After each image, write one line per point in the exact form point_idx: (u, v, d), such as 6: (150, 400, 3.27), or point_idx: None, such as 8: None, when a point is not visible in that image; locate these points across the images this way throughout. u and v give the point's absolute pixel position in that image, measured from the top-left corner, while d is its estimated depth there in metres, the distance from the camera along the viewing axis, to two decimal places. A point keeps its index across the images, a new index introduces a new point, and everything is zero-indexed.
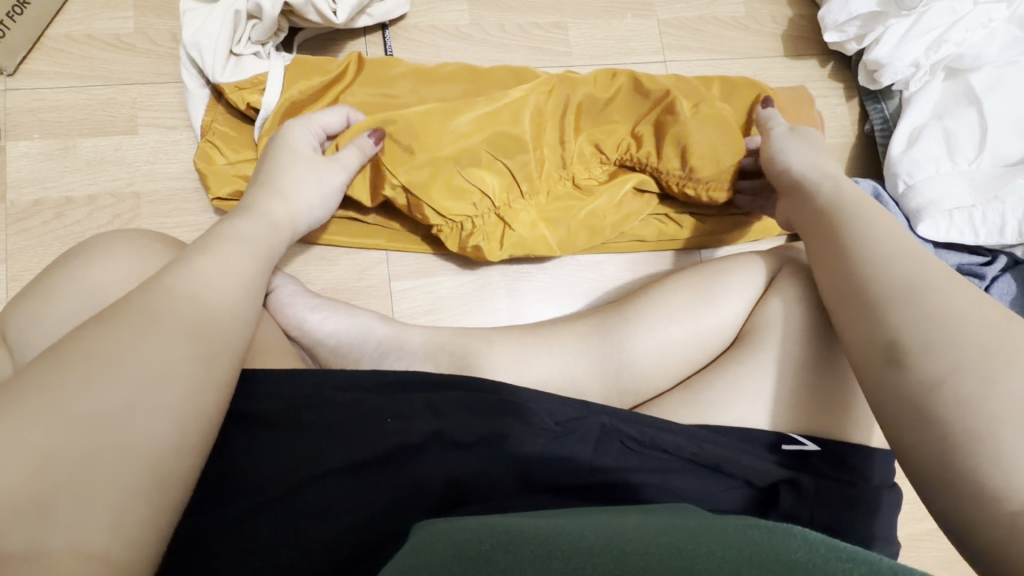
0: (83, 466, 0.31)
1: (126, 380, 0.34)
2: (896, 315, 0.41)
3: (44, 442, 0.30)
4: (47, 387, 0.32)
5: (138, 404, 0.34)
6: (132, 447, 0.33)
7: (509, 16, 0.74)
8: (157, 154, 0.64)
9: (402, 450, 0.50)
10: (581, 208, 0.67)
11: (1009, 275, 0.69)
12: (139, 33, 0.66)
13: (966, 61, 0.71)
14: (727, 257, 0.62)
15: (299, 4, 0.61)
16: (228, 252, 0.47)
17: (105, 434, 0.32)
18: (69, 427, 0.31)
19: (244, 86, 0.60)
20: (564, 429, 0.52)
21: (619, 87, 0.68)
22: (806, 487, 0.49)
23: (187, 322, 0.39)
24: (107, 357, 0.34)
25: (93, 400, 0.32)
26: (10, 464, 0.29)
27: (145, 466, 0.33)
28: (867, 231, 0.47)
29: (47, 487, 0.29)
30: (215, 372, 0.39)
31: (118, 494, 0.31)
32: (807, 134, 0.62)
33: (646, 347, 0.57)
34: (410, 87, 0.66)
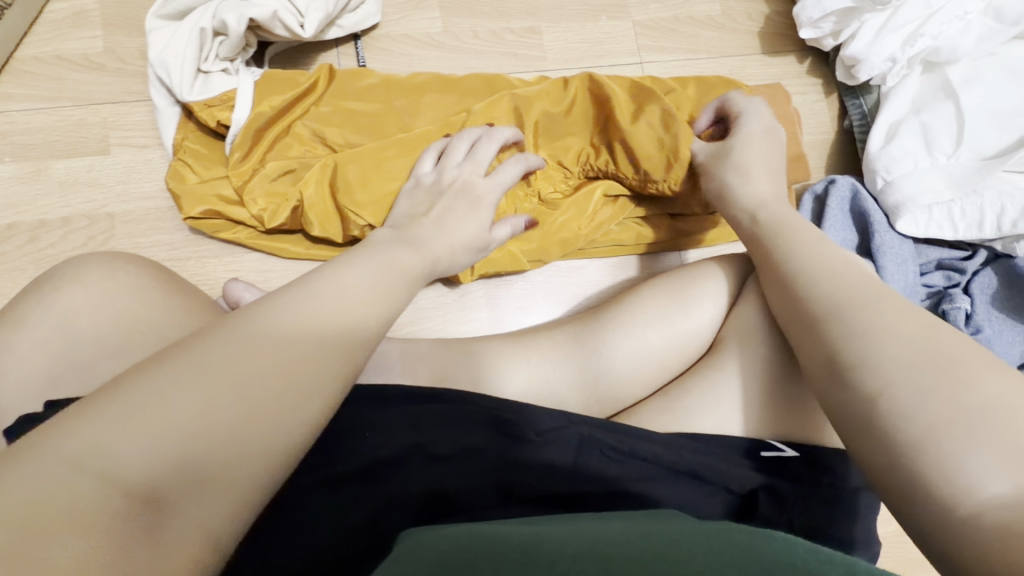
0: (195, 475, 0.27)
1: (248, 383, 0.30)
2: (854, 321, 0.42)
3: (159, 445, 0.27)
4: (164, 382, 0.28)
5: (254, 410, 0.30)
6: (241, 456, 0.29)
7: (482, 22, 0.73)
8: (130, 174, 0.64)
9: (381, 464, 0.51)
10: (554, 222, 0.68)
11: (990, 269, 0.68)
12: (108, 52, 0.65)
13: (942, 54, 0.70)
14: (707, 261, 0.63)
15: (265, 19, 0.61)
16: (374, 270, 0.41)
17: (220, 441, 0.28)
18: (186, 432, 0.27)
19: (214, 103, 0.60)
20: (543, 438, 0.52)
21: (573, 99, 0.68)
22: (784, 493, 0.49)
23: (310, 326, 0.34)
24: (220, 345, 0.31)
25: (209, 401, 0.29)
26: (157, 420, 0.27)
27: (246, 480, 0.29)
28: (790, 255, 0.49)
29: (181, 456, 0.27)
30: (332, 376, 0.33)
31: (234, 482, 0.28)
32: (737, 137, 0.60)
33: (624, 354, 0.57)
34: (359, 110, 0.65)
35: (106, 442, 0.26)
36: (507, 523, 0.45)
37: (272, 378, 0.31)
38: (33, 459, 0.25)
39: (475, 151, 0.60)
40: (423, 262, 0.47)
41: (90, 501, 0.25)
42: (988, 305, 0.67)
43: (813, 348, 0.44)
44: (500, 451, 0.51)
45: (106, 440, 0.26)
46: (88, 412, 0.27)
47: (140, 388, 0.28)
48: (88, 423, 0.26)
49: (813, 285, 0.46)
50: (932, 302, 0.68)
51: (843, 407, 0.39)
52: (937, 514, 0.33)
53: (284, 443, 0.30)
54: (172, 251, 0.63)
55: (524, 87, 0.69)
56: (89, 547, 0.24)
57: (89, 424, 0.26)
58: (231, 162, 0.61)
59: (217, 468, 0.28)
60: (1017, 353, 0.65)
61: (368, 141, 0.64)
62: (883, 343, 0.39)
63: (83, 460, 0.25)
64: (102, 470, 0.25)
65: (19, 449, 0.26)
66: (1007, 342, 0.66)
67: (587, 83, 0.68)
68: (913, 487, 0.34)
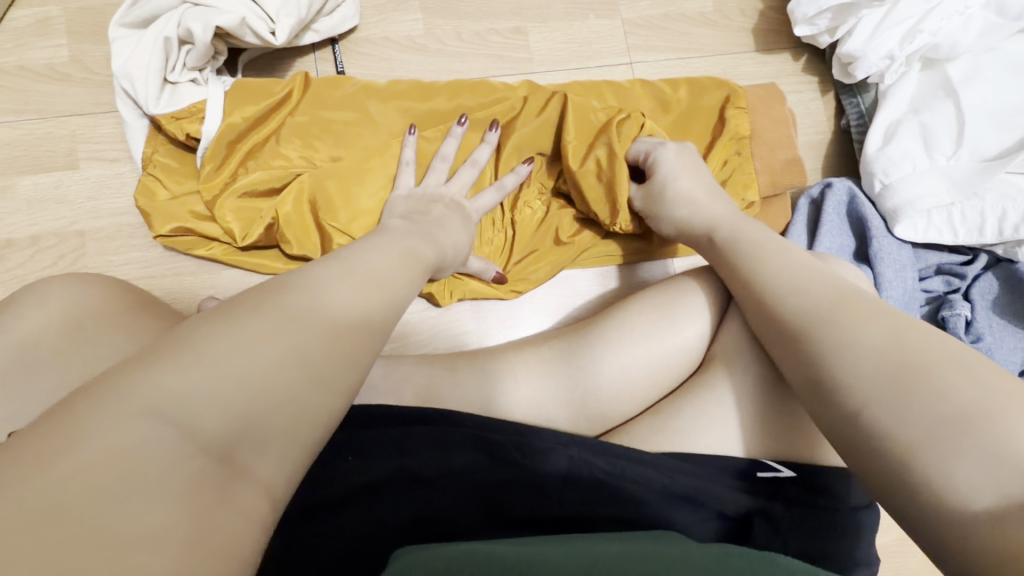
0: (263, 435, 0.27)
1: (307, 348, 0.30)
2: (830, 334, 0.40)
3: (229, 396, 0.26)
4: (228, 343, 0.28)
5: (313, 375, 0.29)
6: (299, 420, 0.28)
7: (466, 23, 0.71)
8: (101, 190, 0.61)
9: (364, 489, 0.49)
10: (537, 239, 0.67)
11: (991, 274, 0.66)
12: (75, 62, 0.63)
13: (942, 50, 0.68)
14: (691, 272, 0.61)
15: (234, 27, 0.58)
16: (391, 249, 0.42)
17: (287, 399, 0.28)
18: (253, 385, 0.27)
19: (181, 116, 0.58)
20: (529, 459, 0.50)
21: (550, 107, 0.65)
22: (779, 517, 0.48)
23: (353, 294, 0.34)
24: (275, 306, 0.31)
25: (272, 364, 0.28)
26: (225, 371, 0.27)
27: (303, 443, 0.28)
28: (763, 277, 0.47)
29: (250, 407, 0.27)
30: (373, 350, 0.34)
31: (294, 438, 0.28)
32: (663, 171, 0.60)
33: (613, 372, 0.55)
34: (336, 123, 0.62)
35: (178, 397, 0.25)
36: (511, 543, 0.44)
37: (328, 345, 0.31)
38: (107, 407, 0.23)
39: (457, 173, 0.60)
40: (435, 248, 0.47)
41: (167, 457, 0.23)
42: (988, 311, 0.65)
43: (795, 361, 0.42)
44: (487, 472, 0.49)
45: (182, 389, 0.25)
46: (152, 366, 0.26)
47: (203, 347, 0.27)
48: (156, 378, 0.25)
49: (790, 296, 0.45)
50: (931, 309, 0.67)
51: (829, 424, 0.38)
52: (936, 540, 0.31)
53: (336, 409, 0.30)
54: (145, 269, 0.61)
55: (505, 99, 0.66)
56: (173, 500, 0.23)
57: (156, 377, 0.25)
58: (202, 176, 0.59)
59: (282, 428, 0.27)
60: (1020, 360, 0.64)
61: (346, 155, 0.62)
62: (872, 351, 0.37)
63: (161, 406, 0.24)
64: (177, 424, 0.24)
65: (84, 398, 0.24)
66: (1010, 349, 0.64)
67: (559, 94, 0.65)
68: (909, 509, 0.32)
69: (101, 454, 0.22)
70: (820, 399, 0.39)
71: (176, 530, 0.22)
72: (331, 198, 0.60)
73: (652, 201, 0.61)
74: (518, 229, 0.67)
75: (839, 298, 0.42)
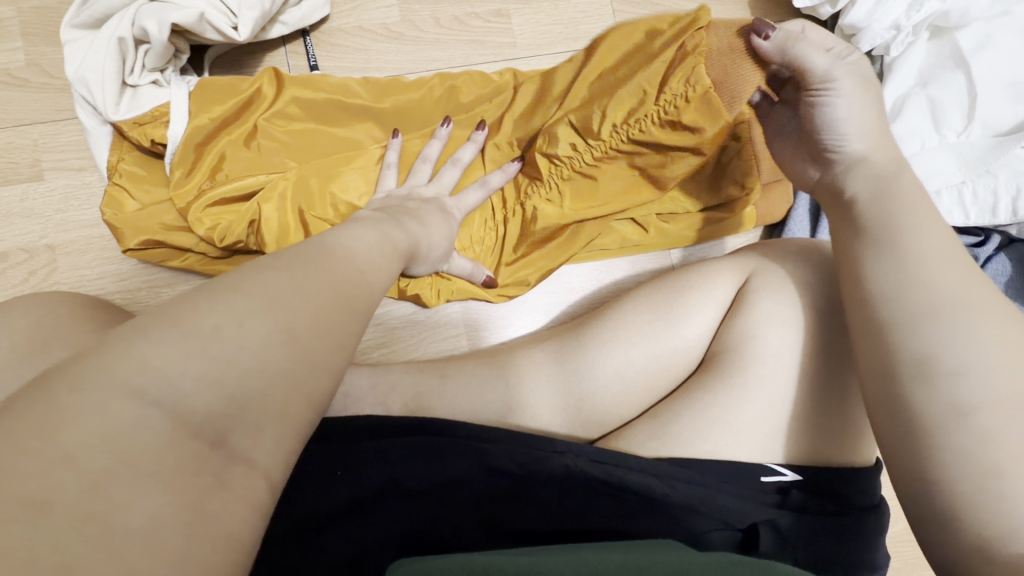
0: (257, 415, 0.23)
1: (304, 318, 0.25)
2: (930, 330, 0.35)
3: (221, 371, 0.22)
4: (218, 314, 0.23)
5: (306, 352, 0.25)
6: (293, 396, 0.24)
7: (445, 8, 0.67)
8: (68, 201, 0.59)
9: (355, 505, 0.45)
10: (529, 238, 0.63)
11: (1003, 255, 0.63)
12: (32, 66, 0.60)
13: (952, 18, 0.64)
14: (696, 267, 0.57)
15: (192, 24, 0.56)
16: (375, 229, 0.39)
17: (285, 376, 0.24)
18: (249, 358, 0.23)
19: (144, 121, 0.56)
20: (527, 470, 0.47)
21: (537, 100, 0.63)
22: (785, 528, 0.46)
23: (348, 267, 0.30)
24: (270, 270, 0.26)
25: (262, 339, 0.24)
26: (216, 346, 0.22)
27: (302, 423, 0.24)
28: (911, 226, 0.40)
29: (244, 385, 0.23)
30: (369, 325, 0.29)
31: (294, 416, 0.24)
32: (856, 64, 0.48)
33: (607, 374, 0.53)
34: (311, 127, 0.59)
35: (162, 375, 0.21)
36: (499, 553, 0.41)
37: (323, 321, 0.26)
38: (91, 387, 0.20)
39: (439, 175, 0.58)
40: (404, 241, 0.41)
41: (154, 442, 0.20)
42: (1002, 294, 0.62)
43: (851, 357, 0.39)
44: (481, 479, 0.46)
45: (166, 365, 0.21)
46: (134, 339, 0.22)
47: (190, 317, 0.23)
48: (139, 351, 0.21)
49: (888, 271, 0.39)
50: None
51: (893, 421, 0.36)
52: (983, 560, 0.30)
53: (327, 391, 0.26)
54: (120, 282, 0.59)
55: (500, 95, 0.63)
56: (165, 490, 0.19)
57: (139, 352, 0.21)
58: (172, 181, 0.56)
59: (279, 407, 0.23)
60: None
61: (322, 158, 0.59)
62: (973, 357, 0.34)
63: (146, 386, 0.21)
64: (166, 408, 0.21)
65: (61, 374, 0.21)
66: None
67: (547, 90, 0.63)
68: None
69: (81, 441, 0.19)
70: (867, 391, 0.37)
71: (171, 521, 0.19)
72: (310, 202, 0.57)
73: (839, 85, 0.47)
74: (511, 228, 0.63)
75: (901, 272, 0.38)
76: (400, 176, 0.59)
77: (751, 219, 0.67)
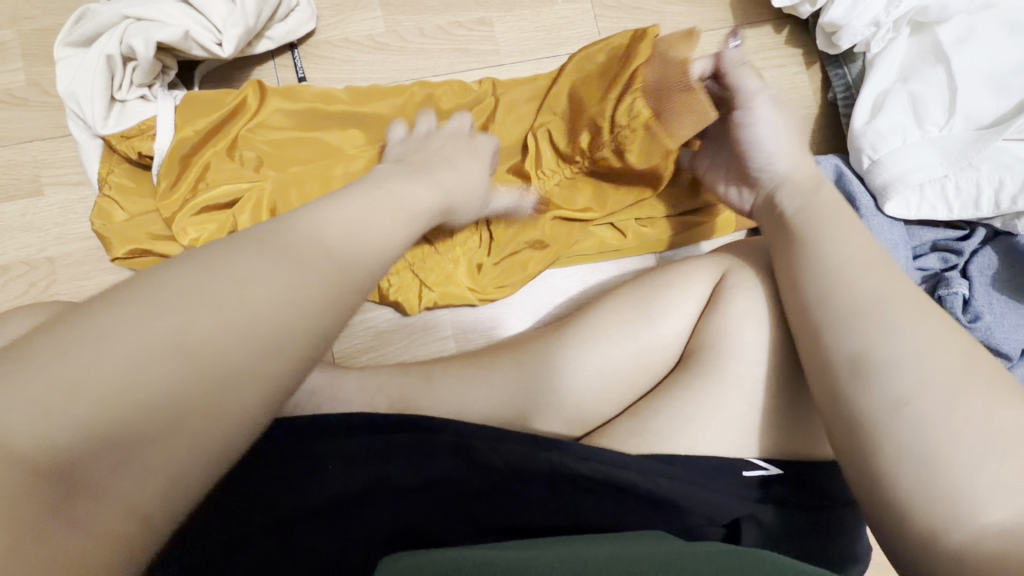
0: (118, 442, 0.23)
1: (190, 341, 0.25)
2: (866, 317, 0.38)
3: (81, 397, 0.23)
4: (94, 334, 0.24)
5: (190, 374, 0.25)
6: (192, 427, 0.25)
7: (428, 18, 0.68)
8: (67, 215, 0.61)
9: (342, 501, 0.46)
10: (512, 241, 0.65)
11: (989, 248, 0.63)
12: (32, 85, 0.62)
13: (931, 13, 0.64)
14: (673, 265, 0.59)
15: (178, 41, 0.58)
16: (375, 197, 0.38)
17: (158, 402, 0.24)
18: (115, 385, 0.23)
19: (131, 134, 0.58)
20: (513, 467, 0.47)
21: (509, 100, 0.65)
22: (767, 523, 0.48)
23: (299, 267, 0.29)
24: (173, 282, 0.26)
25: (135, 363, 0.24)
26: (83, 371, 0.23)
27: (197, 457, 0.25)
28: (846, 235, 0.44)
29: (106, 412, 0.23)
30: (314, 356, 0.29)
31: (168, 442, 0.24)
32: (779, 105, 0.56)
33: (587, 373, 0.54)
34: (293, 135, 0.61)
35: (36, 396, 0.22)
36: (492, 548, 0.42)
37: (218, 341, 0.26)
38: (16, 384, 0.22)
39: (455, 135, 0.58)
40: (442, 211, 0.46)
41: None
42: (987, 288, 0.62)
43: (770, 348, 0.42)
44: (466, 478, 0.47)
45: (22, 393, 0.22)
46: (71, 335, 0.24)
47: (67, 338, 0.24)
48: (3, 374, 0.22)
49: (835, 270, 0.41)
50: (928, 287, 0.63)
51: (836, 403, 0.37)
52: None
53: (231, 411, 0.26)
54: None
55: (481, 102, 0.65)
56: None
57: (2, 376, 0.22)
58: (158, 190, 0.58)
59: (171, 436, 0.24)
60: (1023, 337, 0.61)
61: (306, 166, 0.60)
62: (898, 351, 0.36)
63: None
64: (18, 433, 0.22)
65: (1, 362, 0.23)
66: (1013, 326, 0.61)
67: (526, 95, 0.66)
68: None
69: None
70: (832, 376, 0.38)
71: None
72: (286, 214, 0.58)
73: (771, 124, 0.54)
74: (495, 231, 0.65)
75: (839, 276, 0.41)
76: None
77: (728, 223, 0.68)
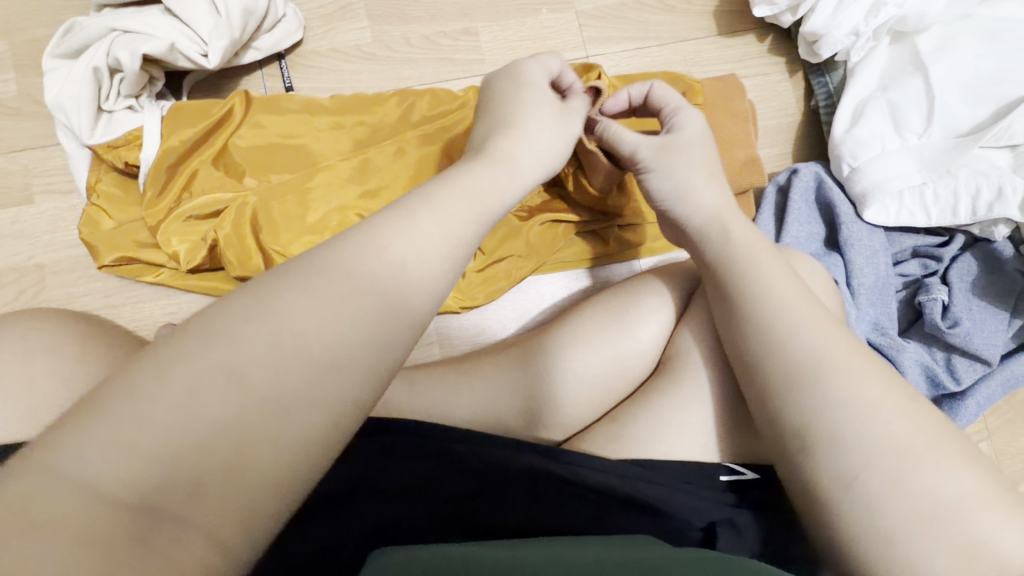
0: (193, 474, 0.23)
1: (245, 369, 0.25)
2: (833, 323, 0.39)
3: (149, 434, 0.23)
4: (155, 374, 0.24)
5: (253, 401, 0.25)
6: (264, 453, 0.25)
7: (414, 28, 0.69)
8: (57, 223, 0.62)
9: (329, 500, 0.47)
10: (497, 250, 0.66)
11: (969, 254, 0.64)
12: (24, 95, 0.64)
13: (910, 23, 0.65)
14: (652, 274, 0.60)
15: (164, 53, 0.59)
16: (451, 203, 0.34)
17: (223, 433, 0.24)
18: (178, 418, 0.23)
19: (118, 144, 0.59)
20: (493, 469, 0.47)
21: None
22: (743, 526, 0.47)
23: (344, 280, 0.28)
24: (225, 316, 0.26)
25: (196, 396, 0.24)
26: (148, 410, 0.23)
27: (271, 482, 0.25)
28: None
29: (174, 445, 0.23)
30: (382, 373, 0.28)
31: (241, 467, 0.24)
32: (686, 136, 0.52)
33: (566, 380, 0.54)
34: (277, 142, 0.61)
35: (108, 440, 0.23)
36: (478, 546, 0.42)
37: (273, 366, 0.25)
38: (96, 422, 0.23)
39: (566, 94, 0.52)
40: (516, 189, 0.40)
41: (80, 509, 0.21)
42: (967, 294, 0.62)
43: (736, 353, 0.43)
44: (447, 481, 0.47)
45: (94, 439, 0.23)
46: (142, 371, 0.24)
47: (131, 381, 0.24)
48: (78, 424, 0.23)
49: None
50: (908, 293, 0.65)
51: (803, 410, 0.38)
52: None
53: (300, 430, 0.25)
54: (104, 298, 0.61)
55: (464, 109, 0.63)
56: (84, 554, 0.20)
57: (75, 427, 0.23)
58: (144, 199, 0.59)
59: (240, 465, 0.24)
60: (1001, 342, 0.61)
61: (290, 173, 0.61)
62: None
63: (75, 458, 0.22)
64: (94, 475, 0.22)
65: (81, 405, 0.24)
66: (991, 331, 0.61)
67: None
68: None
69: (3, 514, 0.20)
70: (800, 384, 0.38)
71: None
72: (271, 224, 0.58)
73: (660, 157, 0.51)
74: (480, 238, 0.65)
75: None
76: (366, 186, 0.61)
77: None
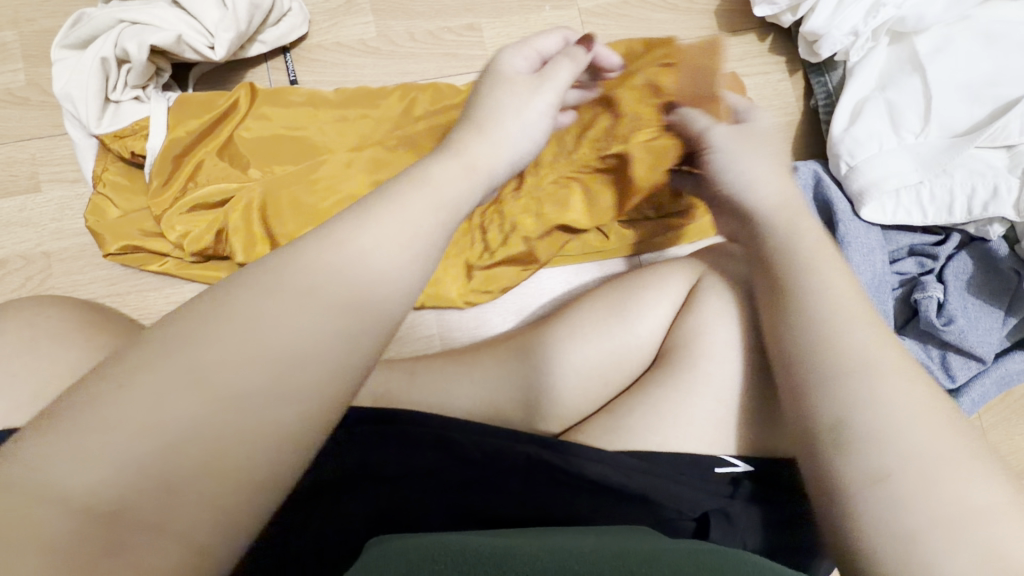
0: (166, 478, 0.22)
1: (213, 366, 0.23)
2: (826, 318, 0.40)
3: (114, 440, 0.22)
4: (119, 378, 0.23)
5: (226, 399, 0.23)
6: (241, 449, 0.23)
7: (418, 23, 0.70)
8: (64, 211, 0.63)
9: (334, 485, 0.48)
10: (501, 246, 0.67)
11: (965, 253, 0.64)
12: (32, 85, 0.64)
13: (909, 23, 0.65)
14: (648, 270, 0.61)
15: (172, 44, 0.60)
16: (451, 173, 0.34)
17: (194, 434, 0.22)
18: (144, 421, 0.22)
19: (125, 134, 0.60)
20: (491, 458, 0.48)
21: None
22: (736, 516, 0.48)
23: (317, 270, 0.27)
24: (194, 314, 0.25)
25: (162, 398, 0.22)
26: (111, 414, 0.22)
27: (253, 479, 0.23)
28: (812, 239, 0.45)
29: (140, 450, 0.22)
30: (366, 361, 0.27)
31: (217, 467, 0.23)
32: (761, 126, 0.51)
33: (564, 371, 0.55)
34: (283, 134, 0.62)
35: (70, 449, 0.21)
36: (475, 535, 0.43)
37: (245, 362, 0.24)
38: (57, 433, 0.22)
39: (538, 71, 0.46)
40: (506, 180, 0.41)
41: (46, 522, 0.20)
42: (962, 293, 0.63)
43: None
44: (446, 469, 0.48)
45: (55, 449, 0.21)
46: (107, 377, 0.23)
47: (95, 387, 0.23)
48: (41, 434, 0.22)
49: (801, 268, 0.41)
50: (905, 291, 0.65)
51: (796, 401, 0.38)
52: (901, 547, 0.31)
53: (279, 426, 0.24)
54: (109, 286, 0.62)
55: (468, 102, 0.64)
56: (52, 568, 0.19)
57: (38, 437, 0.22)
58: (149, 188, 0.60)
59: (216, 463, 0.23)
60: (995, 341, 0.62)
61: (294, 164, 0.62)
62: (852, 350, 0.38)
63: (35, 470, 0.21)
64: (56, 485, 0.21)
65: (46, 415, 0.22)
66: (985, 328, 0.62)
67: None
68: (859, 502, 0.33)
69: None
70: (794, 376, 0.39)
71: None
72: (276, 216, 0.59)
73: (734, 138, 0.50)
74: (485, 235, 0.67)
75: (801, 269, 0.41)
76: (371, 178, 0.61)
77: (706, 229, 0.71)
